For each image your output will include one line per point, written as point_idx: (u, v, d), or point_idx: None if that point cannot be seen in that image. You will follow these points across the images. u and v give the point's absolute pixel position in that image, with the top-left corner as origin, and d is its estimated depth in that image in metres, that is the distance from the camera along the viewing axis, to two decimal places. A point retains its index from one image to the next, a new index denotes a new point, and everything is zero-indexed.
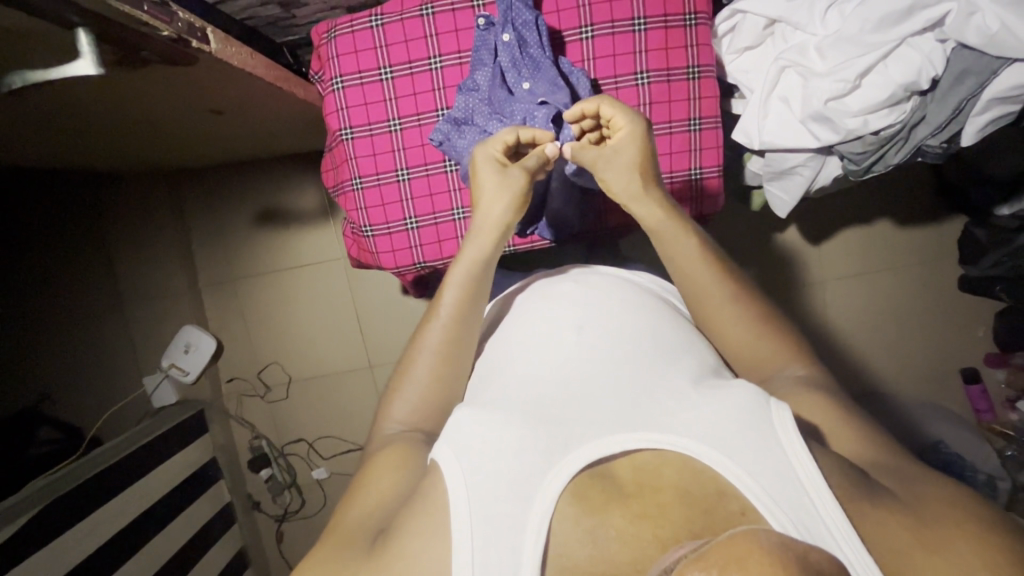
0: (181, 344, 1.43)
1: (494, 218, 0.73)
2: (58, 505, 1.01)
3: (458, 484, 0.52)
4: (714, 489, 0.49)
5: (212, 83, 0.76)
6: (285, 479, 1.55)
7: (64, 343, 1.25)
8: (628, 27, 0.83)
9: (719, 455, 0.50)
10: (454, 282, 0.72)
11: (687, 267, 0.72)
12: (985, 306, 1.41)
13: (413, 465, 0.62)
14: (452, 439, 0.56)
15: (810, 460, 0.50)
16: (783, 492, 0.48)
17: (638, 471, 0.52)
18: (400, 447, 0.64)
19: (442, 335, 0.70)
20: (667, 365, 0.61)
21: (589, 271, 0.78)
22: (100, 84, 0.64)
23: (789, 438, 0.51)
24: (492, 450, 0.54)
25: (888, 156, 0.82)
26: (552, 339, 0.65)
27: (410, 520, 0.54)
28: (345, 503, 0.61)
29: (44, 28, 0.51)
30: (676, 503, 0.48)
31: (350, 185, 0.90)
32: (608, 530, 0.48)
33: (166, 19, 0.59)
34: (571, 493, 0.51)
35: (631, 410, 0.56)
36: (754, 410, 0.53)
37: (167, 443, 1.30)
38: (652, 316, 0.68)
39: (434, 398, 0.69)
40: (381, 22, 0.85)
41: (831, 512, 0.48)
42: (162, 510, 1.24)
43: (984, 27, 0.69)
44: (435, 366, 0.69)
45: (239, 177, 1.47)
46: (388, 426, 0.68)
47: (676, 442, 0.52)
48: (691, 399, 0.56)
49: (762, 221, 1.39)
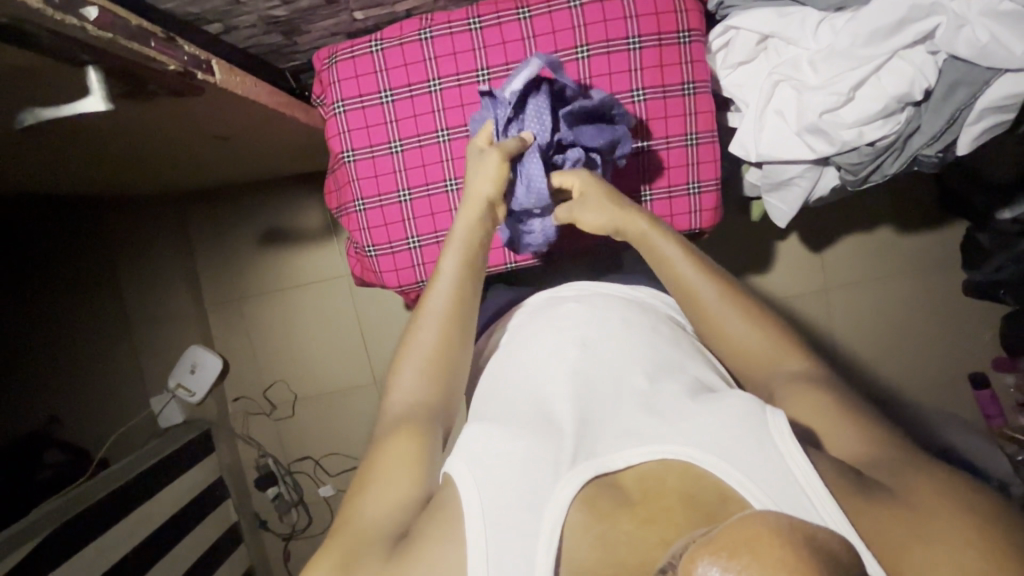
0: (189, 363, 1.43)
1: (479, 190, 0.74)
2: (63, 531, 1.01)
3: (469, 492, 0.53)
4: (716, 492, 0.49)
5: (219, 112, 0.78)
6: (291, 498, 1.54)
7: (71, 364, 1.27)
8: (622, 46, 0.85)
9: (718, 459, 0.50)
10: (454, 248, 0.74)
11: (692, 276, 0.71)
12: (991, 310, 1.41)
13: (423, 463, 0.59)
14: (462, 454, 0.56)
15: (807, 463, 0.50)
16: (783, 493, 0.48)
17: (642, 478, 0.52)
18: (406, 428, 0.62)
19: (444, 300, 0.71)
20: (665, 379, 0.62)
21: (591, 289, 0.77)
22: (108, 117, 0.66)
23: (788, 448, 0.51)
24: (506, 462, 0.54)
25: (885, 166, 0.83)
26: (556, 354, 0.66)
27: (425, 523, 0.54)
28: (351, 502, 0.58)
29: (57, 66, 0.53)
30: (679, 507, 0.48)
31: (353, 207, 0.91)
32: (617, 534, 0.48)
33: (172, 54, 0.62)
34: (581, 499, 0.51)
35: (631, 426, 0.56)
36: (748, 421, 0.53)
37: (176, 464, 1.31)
38: (649, 331, 0.69)
39: (437, 367, 0.68)
40: (381, 47, 0.87)
41: (830, 513, 0.48)
42: (170, 531, 1.23)
43: (974, 39, 0.71)
44: (438, 338, 0.69)
45: (242, 199, 1.49)
46: (392, 408, 0.66)
47: (675, 450, 0.52)
48: (691, 408, 0.56)
49: (763, 231, 1.40)
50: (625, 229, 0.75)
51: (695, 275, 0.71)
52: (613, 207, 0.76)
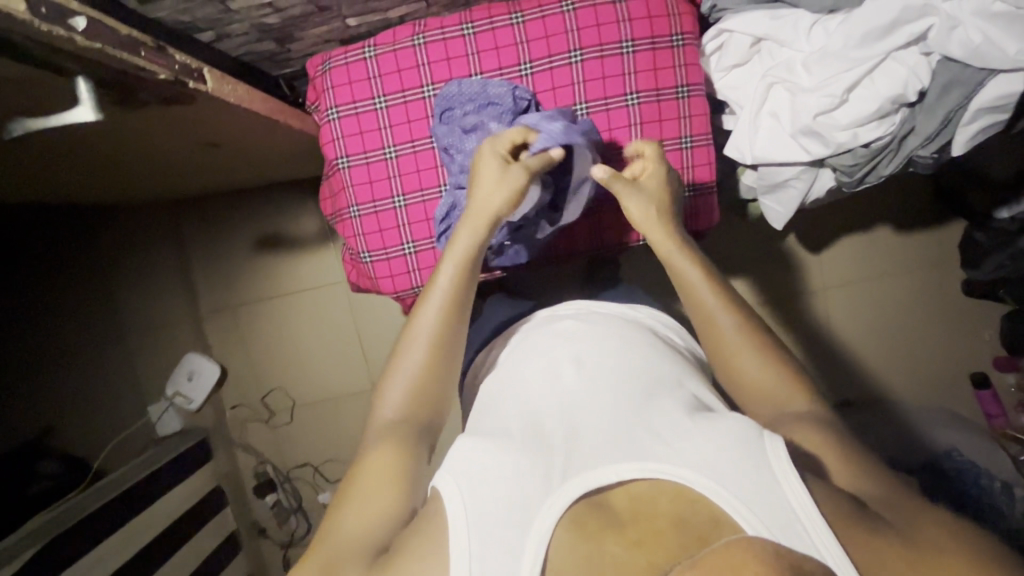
0: (186, 371, 1.45)
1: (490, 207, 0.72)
2: (60, 540, 1.00)
3: (455, 508, 0.52)
4: (708, 516, 0.49)
5: (209, 121, 0.78)
6: (291, 504, 1.55)
7: (69, 373, 1.27)
8: (615, 50, 0.84)
9: (714, 483, 0.50)
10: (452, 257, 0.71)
11: (705, 288, 0.71)
12: (989, 310, 1.40)
13: (406, 481, 0.60)
14: (450, 469, 0.56)
15: (805, 494, 0.49)
16: (777, 518, 0.48)
17: (633, 500, 0.51)
18: (392, 446, 0.62)
19: (434, 327, 0.69)
20: (663, 396, 0.61)
21: (588, 308, 0.77)
22: (99, 127, 0.66)
23: (785, 471, 0.51)
24: (491, 481, 0.54)
25: (880, 168, 0.83)
26: (551, 366, 0.66)
27: (413, 537, 0.54)
28: (334, 514, 0.58)
29: (44, 77, 0.52)
30: (670, 530, 0.48)
31: (347, 213, 0.91)
32: (603, 558, 0.47)
33: (162, 62, 0.62)
34: (567, 520, 0.51)
35: (628, 440, 0.55)
36: (748, 447, 0.52)
37: (173, 473, 1.30)
38: (644, 348, 0.68)
39: (425, 393, 0.67)
40: (374, 53, 0.86)
41: (820, 535, 0.48)
42: (168, 539, 1.23)
43: (966, 40, 0.70)
44: (427, 356, 0.68)
45: (238, 206, 1.49)
46: (384, 417, 0.66)
47: (672, 471, 0.51)
48: (688, 428, 0.56)
49: (761, 233, 1.39)
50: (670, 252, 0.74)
51: (705, 289, 0.71)
52: (657, 221, 0.75)
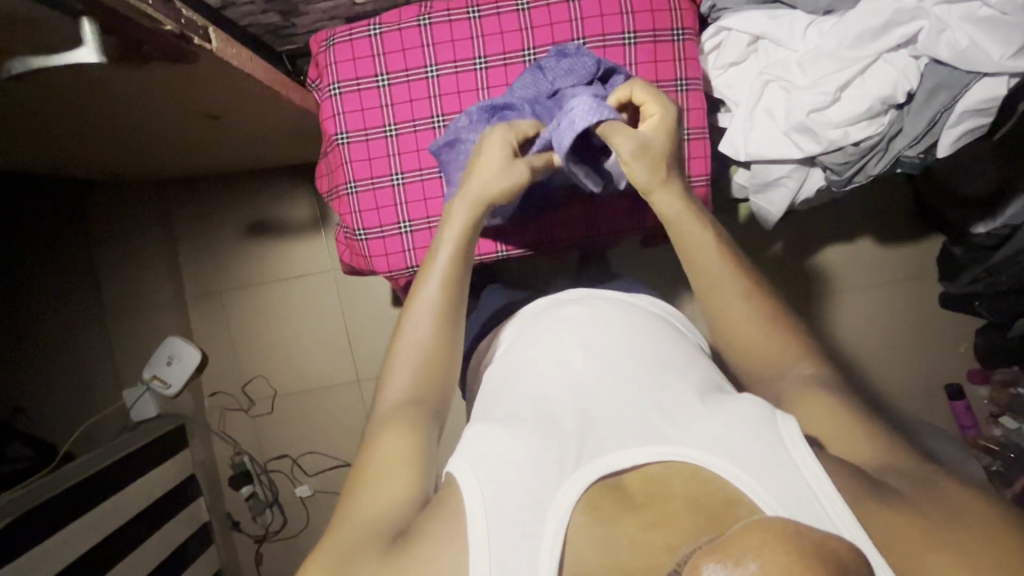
0: (166, 355, 1.38)
1: (485, 189, 0.71)
2: (24, 519, 0.96)
3: (467, 479, 0.52)
4: (721, 496, 0.49)
5: (212, 86, 0.77)
6: (266, 497, 1.49)
7: (44, 351, 1.24)
8: (618, 41, 0.86)
9: (727, 463, 0.50)
10: (446, 244, 0.70)
11: (720, 265, 0.70)
12: (967, 322, 1.44)
13: (421, 461, 0.59)
14: (462, 455, 0.56)
15: (818, 467, 0.49)
16: (792, 496, 0.48)
17: (647, 483, 0.52)
18: (402, 424, 0.61)
19: (437, 300, 0.68)
20: (674, 377, 0.61)
21: (590, 293, 0.77)
22: (97, 80, 0.65)
23: (800, 451, 0.50)
24: (505, 464, 0.53)
25: (868, 167, 0.85)
26: (560, 353, 0.65)
27: (430, 522, 0.52)
28: (350, 499, 0.57)
29: (49, 17, 0.52)
30: (684, 512, 0.48)
31: (344, 188, 0.90)
32: (619, 539, 0.48)
33: (170, 15, 0.62)
34: (583, 503, 0.50)
35: (639, 423, 0.55)
36: (761, 424, 0.52)
37: (146, 458, 1.26)
38: (652, 332, 0.68)
39: (434, 371, 0.67)
40: (379, 31, 0.87)
41: (848, 526, 0.46)
42: (138, 526, 1.19)
43: (954, 42, 0.74)
44: (432, 335, 0.67)
45: (230, 190, 1.47)
46: (390, 399, 0.65)
47: (685, 453, 0.51)
48: (701, 413, 0.55)
49: (749, 239, 1.42)
50: (679, 216, 0.71)
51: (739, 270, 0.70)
52: (662, 183, 0.70)
